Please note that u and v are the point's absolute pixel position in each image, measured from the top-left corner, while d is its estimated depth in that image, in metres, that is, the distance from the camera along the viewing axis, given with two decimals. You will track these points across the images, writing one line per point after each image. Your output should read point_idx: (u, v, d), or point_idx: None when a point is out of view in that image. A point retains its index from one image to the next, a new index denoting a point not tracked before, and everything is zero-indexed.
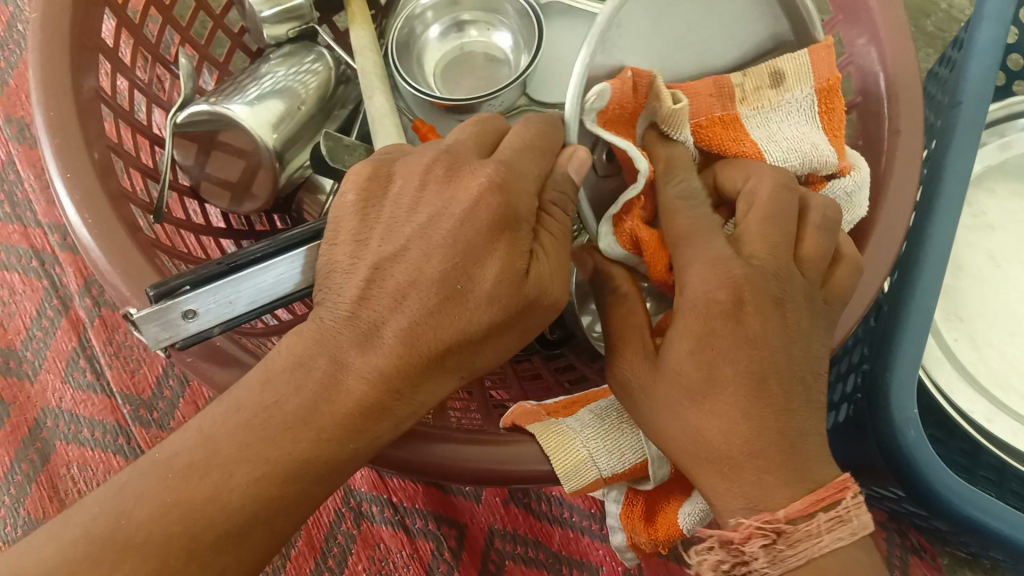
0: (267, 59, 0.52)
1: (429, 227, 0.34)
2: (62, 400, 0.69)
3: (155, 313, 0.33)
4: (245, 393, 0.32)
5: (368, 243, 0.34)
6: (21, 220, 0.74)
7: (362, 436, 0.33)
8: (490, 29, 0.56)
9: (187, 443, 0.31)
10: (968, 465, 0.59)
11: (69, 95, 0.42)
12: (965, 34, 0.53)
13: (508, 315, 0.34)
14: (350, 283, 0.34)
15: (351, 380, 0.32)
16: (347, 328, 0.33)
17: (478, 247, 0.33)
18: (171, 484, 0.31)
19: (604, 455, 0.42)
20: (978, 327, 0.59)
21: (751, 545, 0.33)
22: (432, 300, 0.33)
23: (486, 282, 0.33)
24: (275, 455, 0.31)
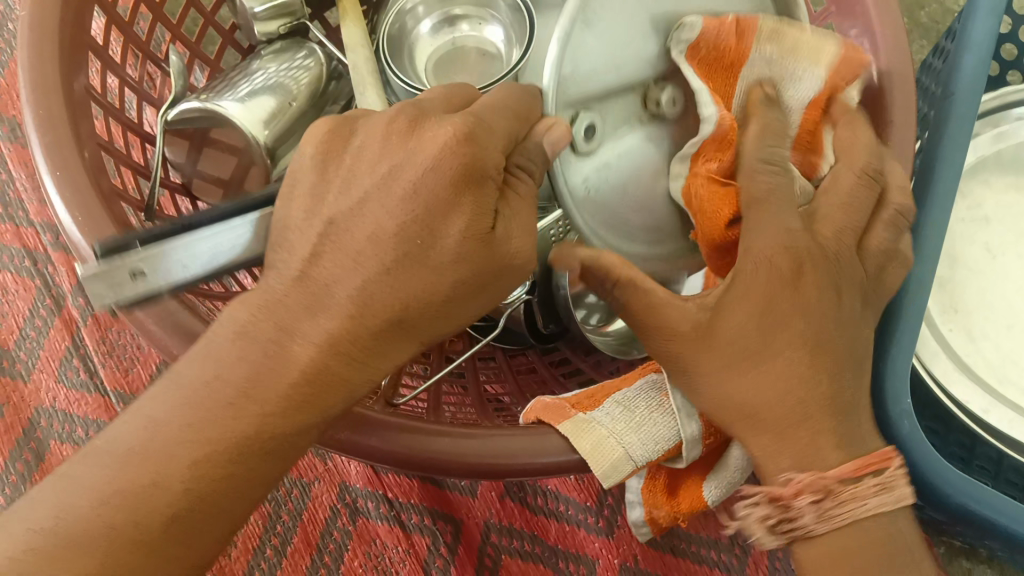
0: (259, 56, 0.52)
1: (388, 182, 0.33)
2: (55, 400, 0.69)
3: (101, 268, 0.33)
4: (186, 369, 0.32)
5: (325, 199, 0.34)
6: (13, 220, 0.73)
7: (313, 407, 0.32)
8: (482, 24, 0.56)
9: (130, 428, 0.31)
10: (966, 456, 0.59)
11: (59, 93, 0.42)
12: (958, 25, 0.53)
13: (472, 272, 0.33)
14: (303, 239, 0.33)
15: (296, 347, 0.32)
16: (294, 290, 0.33)
17: (440, 202, 0.33)
18: (114, 475, 0.30)
19: (638, 441, 0.42)
20: (974, 318, 0.59)
21: (804, 500, 0.37)
22: (388, 259, 0.33)
23: (450, 237, 0.33)
24: (217, 434, 0.31)
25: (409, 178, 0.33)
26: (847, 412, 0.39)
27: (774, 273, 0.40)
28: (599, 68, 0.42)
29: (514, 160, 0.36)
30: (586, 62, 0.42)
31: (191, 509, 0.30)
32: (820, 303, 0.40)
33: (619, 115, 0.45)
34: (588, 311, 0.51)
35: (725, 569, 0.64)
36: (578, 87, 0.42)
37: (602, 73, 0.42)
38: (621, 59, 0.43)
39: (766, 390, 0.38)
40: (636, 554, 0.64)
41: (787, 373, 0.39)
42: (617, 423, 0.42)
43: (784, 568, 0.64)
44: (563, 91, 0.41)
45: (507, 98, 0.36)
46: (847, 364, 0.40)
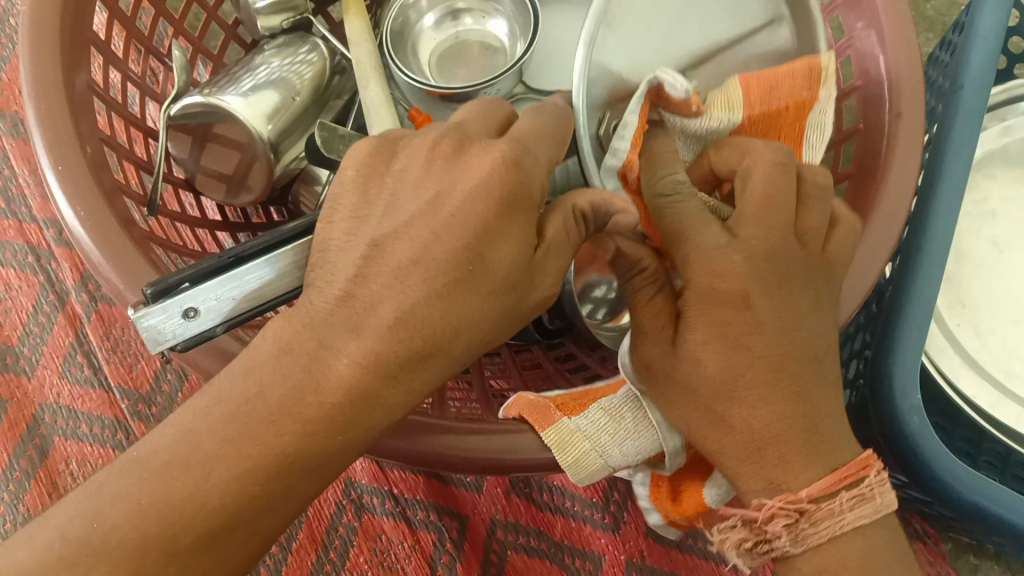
0: (262, 50, 0.52)
1: (434, 206, 0.32)
2: (60, 396, 0.68)
3: (155, 310, 0.32)
4: (229, 384, 0.31)
5: (367, 221, 0.33)
6: (15, 215, 0.73)
7: (354, 427, 0.31)
8: (486, 17, 0.56)
9: (164, 440, 0.30)
10: (972, 451, 0.58)
11: (61, 88, 0.42)
12: (965, 17, 0.53)
13: (512, 296, 0.33)
14: (344, 261, 0.33)
15: (335, 362, 0.31)
16: (338, 311, 0.32)
17: (489, 231, 0.32)
18: (147, 486, 0.29)
19: (617, 451, 0.43)
20: (982, 312, 0.59)
21: (774, 525, 0.36)
22: (438, 283, 0.32)
23: (497, 265, 0.32)
24: (256, 450, 0.30)
25: (452, 203, 0.32)
26: None
27: (725, 300, 0.37)
28: (621, 68, 0.44)
29: (576, 205, 0.36)
30: (608, 64, 0.43)
31: (223, 525, 0.30)
32: (773, 313, 0.37)
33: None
34: (594, 305, 0.50)
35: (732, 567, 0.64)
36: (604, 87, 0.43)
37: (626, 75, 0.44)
38: (642, 56, 0.45)
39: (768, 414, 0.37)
40: (643, 550, 0.64)
41: (756, 399, 0.37)
42: (600, 434, 0.42)
43: None
44: (591, 94, 0.42)
45: (545, 122, 0.36)
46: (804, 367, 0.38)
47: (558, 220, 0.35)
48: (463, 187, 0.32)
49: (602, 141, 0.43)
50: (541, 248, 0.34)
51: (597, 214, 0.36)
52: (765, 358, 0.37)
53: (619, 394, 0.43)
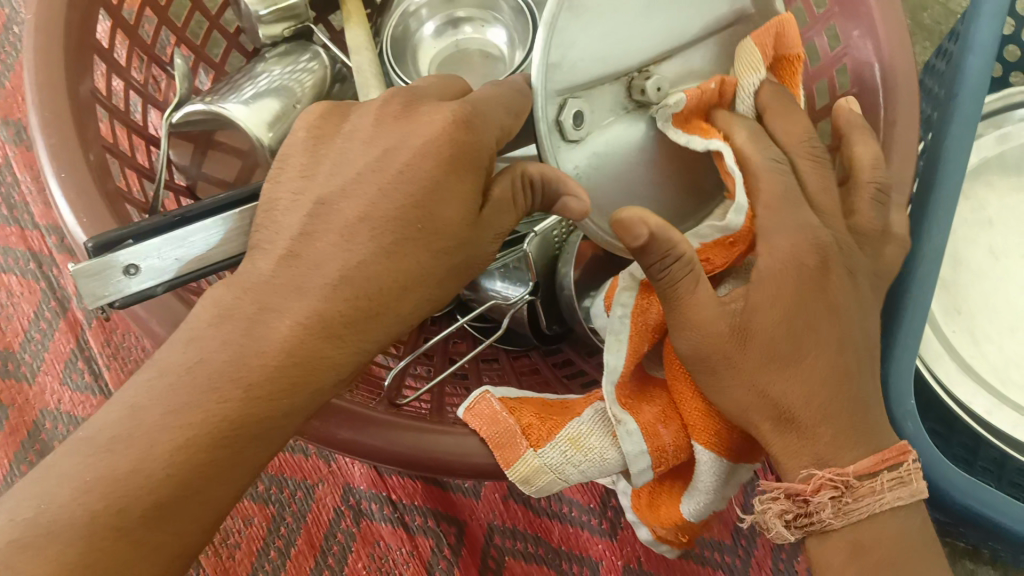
0: (264, 59, 0.52)
1: (385, 159, 0.34)
2: (60, 402, 0.69)
3: (94, 266, 0.33)
4: (171, 354, 0.31)
5: (315, 176, 0.35)
6: (18, 222, 0.74)
7: (297, 391, 0.32)
8: (486, 26, 0.57)
9: (109, 416, 0.30)
10: (969, 457, 0.59)
11: (65, 95, 0.42)
12: (961, 27, 0.53)
13: (459, 251, 0.35)
14: (293, 216, 0.34)
15: (277, 321, 0.32)
16: (279, 274, 0.33)
17: (437, 186, 0.34)
18: (96, 462, 0.29)
19: (575, 472, 0.43)
20: (978, 319, 0.59)
21: (821, 496, 0.38)
22: (386, 241, 0.33)
23: (446, 220, 0.34)
24: (199, 419, 0.30)
25: (401, 157, 0.34)
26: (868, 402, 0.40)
27: (804, 274, 0.40)
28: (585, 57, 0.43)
29: (525, 172, 0.37)
30: (574, 54, 0.42)
31: (172, 497, 0.30)
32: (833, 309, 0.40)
33: (607, 105, 0.46)
34: None
35: (729, 572, 0.64)
36: (568, 78, 0.42)
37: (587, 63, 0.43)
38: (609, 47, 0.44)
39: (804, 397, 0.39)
40: (640, 555, 0.64)
41: (811, 378, 0.39)
42: (563, 462, 0.42)
43: (787, 569, 0.64)
44: (551, 81, 0.42)
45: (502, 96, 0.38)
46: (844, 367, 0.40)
47: (505, 181, 0.37)
48: (413, 143, 0.34)
49: (561, 127, 0.43)
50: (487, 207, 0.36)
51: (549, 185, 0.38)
52: (818, 341, 0.40)
53: (585, 418, 0.43)
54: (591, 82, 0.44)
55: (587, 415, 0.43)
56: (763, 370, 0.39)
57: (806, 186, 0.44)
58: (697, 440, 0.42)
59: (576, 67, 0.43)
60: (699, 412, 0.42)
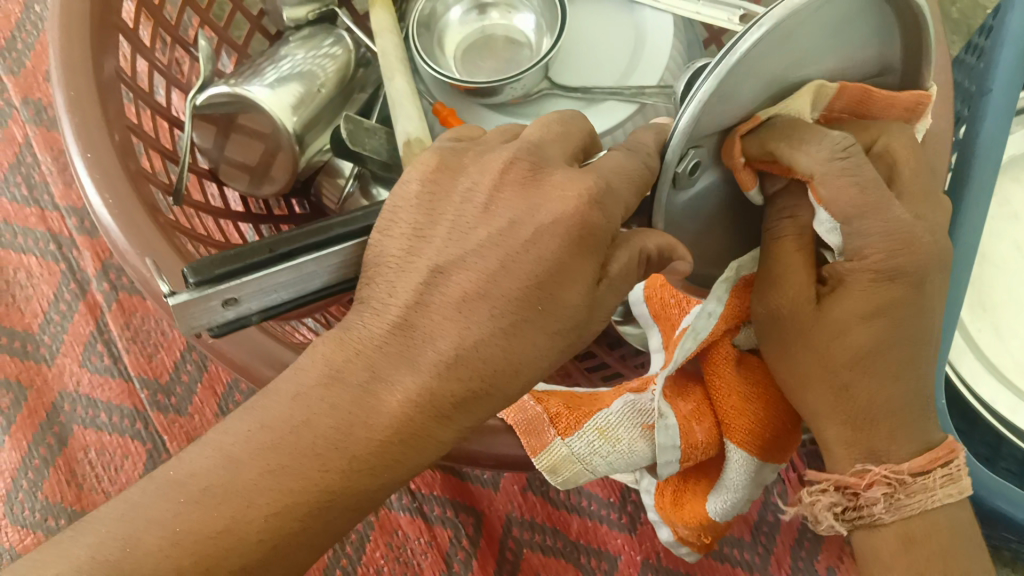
0: (287, 42, 0.52)
1: (507, 234, 0.32)
2: (79, 384, 0.69)
3: (194, 302, 0.29)
4: (276, 405, 0.31)
5: (428, 239, 0.33)
6: (38, 203, 0.73)
7: (401, 462, 0.32)
8: (512, 12, 0.56)
9: (205, 464, 0.30)
10: (992, 456, 0.58)
11: (90, 75, 0.42)
12: (994, 19, 0.52)
13: (574, 334, 0.33)
14: (404, 284, 0.32)
15: (387, 395, 0.31)
16: (391, 339, 0.32)
17: (563, 266, 0.32)
18: (183, 513, 0.29)
19: (603, 464, 0.43)
20: (1005, 317, 0.59)
21: (874, 492, 0.37)
22: (505, 320, 0.32)
23: (569, 302, 0.32)
24: (298, 489, 0.30)
25: (526, 232, 0.32)
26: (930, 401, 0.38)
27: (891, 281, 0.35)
28: (725, 112, 0.35)
29: (644, 248, 0.34)
30: (716, 113, 0.34)
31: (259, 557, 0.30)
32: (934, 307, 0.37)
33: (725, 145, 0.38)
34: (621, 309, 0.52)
35: (748, 569, 0.63)
36: (702, 129, 0.35)
37: (726, 116, 0.35)
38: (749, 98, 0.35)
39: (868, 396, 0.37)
40: (658, 550, 0.63)
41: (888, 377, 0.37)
42: (590, 453, 0.43)
43: (806, 567, 0.63)
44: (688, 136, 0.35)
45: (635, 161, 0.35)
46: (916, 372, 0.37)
47: (623, 256, 0.33)
48: (541, 219, 0.32)
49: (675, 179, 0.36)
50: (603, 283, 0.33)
51: (665, 257, 0.35)
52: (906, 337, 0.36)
53: (614, 410, 0.43)
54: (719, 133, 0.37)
55: (618, 408, 0.43)
56: (831, 380, 0.37)
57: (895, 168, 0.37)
58: (731, 439, 0.42)
59: (712, 119, 0.35)
60: (733, 410, 0.42)
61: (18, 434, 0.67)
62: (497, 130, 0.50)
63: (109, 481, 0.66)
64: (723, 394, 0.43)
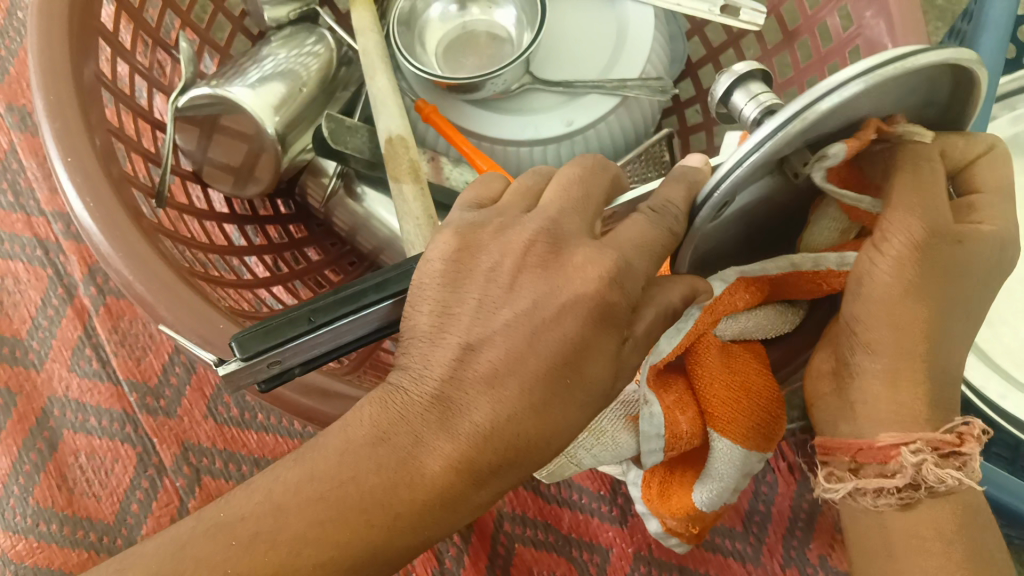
0: (268, 42, 0.52)
1: (534, 312, 0.31)
2: (68, 389, 0.69)
3: (240, 372, 0.31)
4: (323, 462, 0.30)
5: (455, 314, 0.31)
6: (24, 209, 0.73)
7: (437, 524, 0.30)
8: (492, 8, 0.56)
9: (253, 508, 0.29)
10: (982, 442, 0.58)
11: (70, 79, 0.42)
12: (976, 5, 0.52)
13: (606, 399, 0.31)
14: (437, 357, 0.31)
15: (428, 461, 0.29)
16: (425, 411, 0.30)
17: (587, 343, 0.30)
18: (234, 560, 0.28)
19: (588, 456, 0.44)
20: (991, 302, 0.59)
21: (914, 463, 0.36)
22: (536, 395, 0.30)
23: (594, 378, 0.31)
24: (345, 536, 0.29)
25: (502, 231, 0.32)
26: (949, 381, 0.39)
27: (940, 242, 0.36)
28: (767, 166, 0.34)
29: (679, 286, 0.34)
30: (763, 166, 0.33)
31: None
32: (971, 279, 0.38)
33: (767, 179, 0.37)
34: None
35: (740, 560, 0.63)
36: (749, 176, 0.34)
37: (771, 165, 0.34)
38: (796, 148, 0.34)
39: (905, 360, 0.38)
40: (650, 543, 0.64)
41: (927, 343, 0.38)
42: (574, 445, 0.43)
43: (798, 557, 0.63)
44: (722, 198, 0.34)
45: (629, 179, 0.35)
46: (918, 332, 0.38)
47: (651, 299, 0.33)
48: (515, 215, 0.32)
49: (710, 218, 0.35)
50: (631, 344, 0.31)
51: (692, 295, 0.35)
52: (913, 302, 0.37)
53: (600, 403, 0.44)
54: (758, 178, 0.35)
55: (603, 400, 0.44)
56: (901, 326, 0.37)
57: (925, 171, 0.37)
58: (716, 429, 0.42)
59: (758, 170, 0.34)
60: (716, 401, 0.42)
61: (9, 440, 0.67)
62: (480, 126, 0.50)
63: (102, 486, 0.66)
64: (709, 384, 0.42)
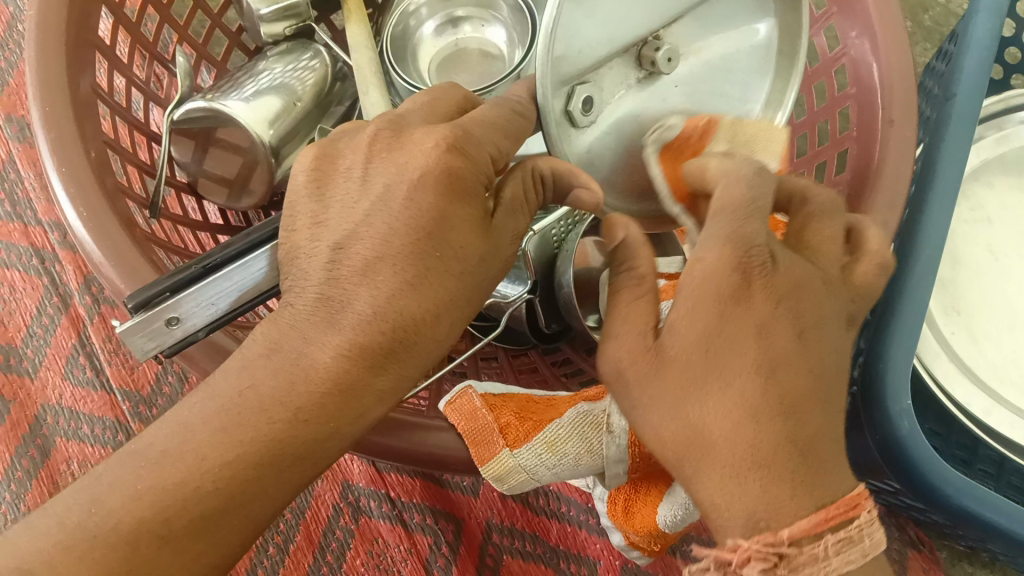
0: (264, 57, 0.53)
1: (387, 197, 0.33)
2: (61, 397, 0.69)
3: (138, 324, 0.32)
4: (222, 383, 0.31)
5: (327, 222, 0.33)
6: (21, 219, 0.74)
7: (346, 415, 0.31)
8: (484, 25, 0.57)
9: (161, 433, 0.30)
10: (967, 458, 0.59)
11: (65, 91, 0.43)
12: (960, 27, 0.53)
13: (483, 272, 0.34)
14: (315, 266, 0.33)
15: (318, 354, 0.31)
16: (317, 311, 0.32)
17: (444, 216, 0.32)
18: (146, 474, 0.29)
19: (548, 472, 0.44)
20: (976, 319, 0.59)
21: (750, 572, 0.30)
22: (410, 273, 0.32)
23: (461, 248, 0.33)
24: (247, 440, 0.30)
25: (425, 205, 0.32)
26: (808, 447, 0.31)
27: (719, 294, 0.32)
28: (590, 42, 0.40)
29: (536, 167, 0.36)
30: (579, 39, 0.40)
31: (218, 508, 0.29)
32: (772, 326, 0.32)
33: (616, 80, 0.44)
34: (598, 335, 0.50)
35: None
36: (572, 64, 0.40)
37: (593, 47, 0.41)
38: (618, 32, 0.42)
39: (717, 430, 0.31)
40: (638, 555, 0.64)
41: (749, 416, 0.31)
42: (536, 464, 0.43)
43: None
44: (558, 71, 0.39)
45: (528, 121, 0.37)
46: (828, 387, 0.33)
47: (515, 179, 0.35)
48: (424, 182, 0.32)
49: (572, 116, 0.41)
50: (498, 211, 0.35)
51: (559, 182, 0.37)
52: (767, 354, 0.32)
53: (566, 421, 0.44)
54: (600, 63, 0.42)
55: (567, 416, 0.44)
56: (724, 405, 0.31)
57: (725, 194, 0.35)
58: None
59: (579, 52, 0.40)
60: None
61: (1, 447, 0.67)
62: None
63: None
64: None
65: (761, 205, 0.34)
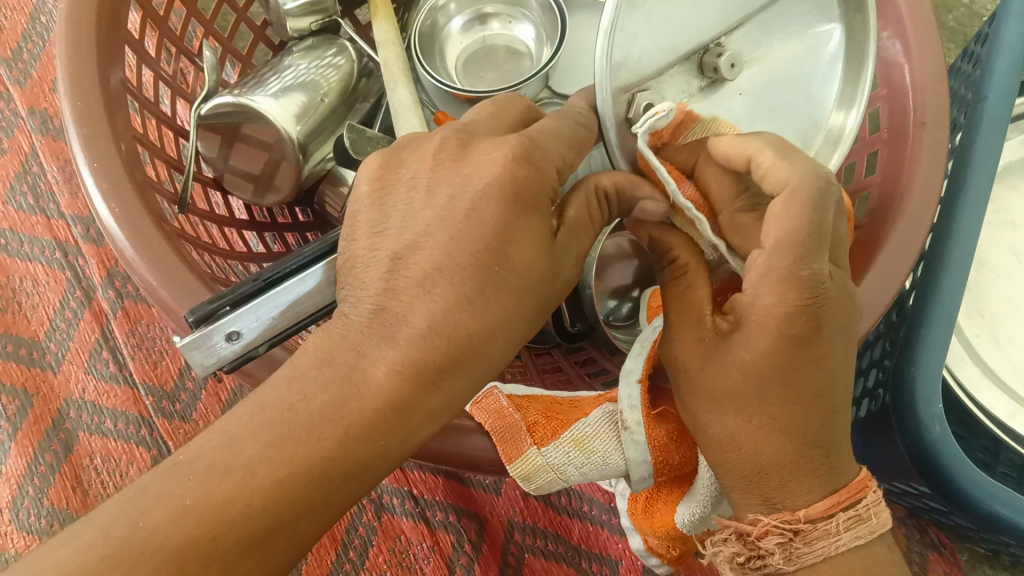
0: (290, 52, 0.52)
1: (451, 208, 0.33)
2: (84, 391, 0.69)
3: (195, 339, 0.33)
4: (272, 392, 0.31)
5: (385, 232, 0.34)
6: (44, 212, 0.74)
7: (395, 433, 0.31)
8: (512, 22, 0.57)
9: (206, 445, 0.30)
10: (991, 461, 0.59)
11: (98, 87, 0.43)
12: (991, 27, 0.53)
13: (543, 286, 0.34)
14: (372, 277, 0.33)
15: (371, 369, 0.31)
16: (370, 323, 0.32)
17: (507, 230, 0.33)
18: (191, 488, 0.29)
19: (576, 473, 0.43)
20: (1001, 323, 0.59)
21: (767, 542, 0.36)
22: (465, 289, 0.32)
23: (521, 260, 0.33)
24: (299, 454, 0.30)
25: (465, 205, 0.33)
26: (826, 446, 0.36)
27: (774, 329, 0.34)
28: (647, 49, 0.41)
29: (598, 185, 0.37)
30: (634, 46, 0.40)
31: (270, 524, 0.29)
32: (830, 357, 0.35)
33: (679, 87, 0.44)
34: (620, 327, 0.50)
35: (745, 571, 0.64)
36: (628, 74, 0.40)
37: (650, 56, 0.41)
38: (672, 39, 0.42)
39: (747, 434, 0.36)
40: None
41: (776, 425, 0.35)
42: (564, 463, 0.43)
43: None
44: (617, 78, 0.39)
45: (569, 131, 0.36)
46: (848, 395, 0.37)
47: (578, 201, 0.36)
48: None
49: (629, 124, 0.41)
50: (563, 232, 0.35)
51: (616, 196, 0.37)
52: (810, 391, 0.35)
53: (591, 420, 0.43)
54: (658, 72, 0.42)
55: (592, 416, 0.44)
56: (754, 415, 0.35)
57: (791, 225, 0.34)
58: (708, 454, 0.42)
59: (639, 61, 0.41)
60: None
61: (24, 441, 0.67)
62: None
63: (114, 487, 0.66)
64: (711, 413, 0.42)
65: (824, 231, 0.34)
